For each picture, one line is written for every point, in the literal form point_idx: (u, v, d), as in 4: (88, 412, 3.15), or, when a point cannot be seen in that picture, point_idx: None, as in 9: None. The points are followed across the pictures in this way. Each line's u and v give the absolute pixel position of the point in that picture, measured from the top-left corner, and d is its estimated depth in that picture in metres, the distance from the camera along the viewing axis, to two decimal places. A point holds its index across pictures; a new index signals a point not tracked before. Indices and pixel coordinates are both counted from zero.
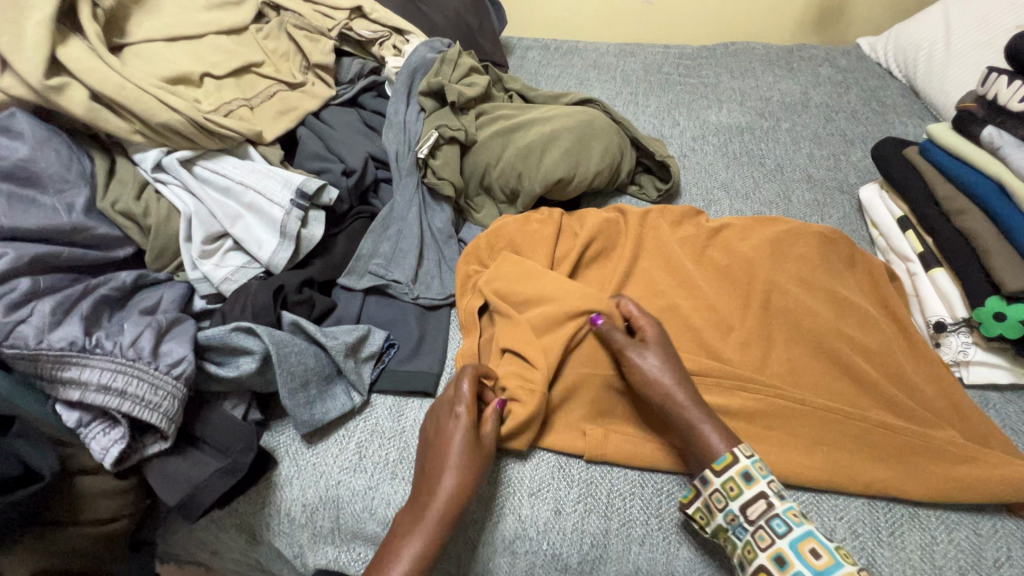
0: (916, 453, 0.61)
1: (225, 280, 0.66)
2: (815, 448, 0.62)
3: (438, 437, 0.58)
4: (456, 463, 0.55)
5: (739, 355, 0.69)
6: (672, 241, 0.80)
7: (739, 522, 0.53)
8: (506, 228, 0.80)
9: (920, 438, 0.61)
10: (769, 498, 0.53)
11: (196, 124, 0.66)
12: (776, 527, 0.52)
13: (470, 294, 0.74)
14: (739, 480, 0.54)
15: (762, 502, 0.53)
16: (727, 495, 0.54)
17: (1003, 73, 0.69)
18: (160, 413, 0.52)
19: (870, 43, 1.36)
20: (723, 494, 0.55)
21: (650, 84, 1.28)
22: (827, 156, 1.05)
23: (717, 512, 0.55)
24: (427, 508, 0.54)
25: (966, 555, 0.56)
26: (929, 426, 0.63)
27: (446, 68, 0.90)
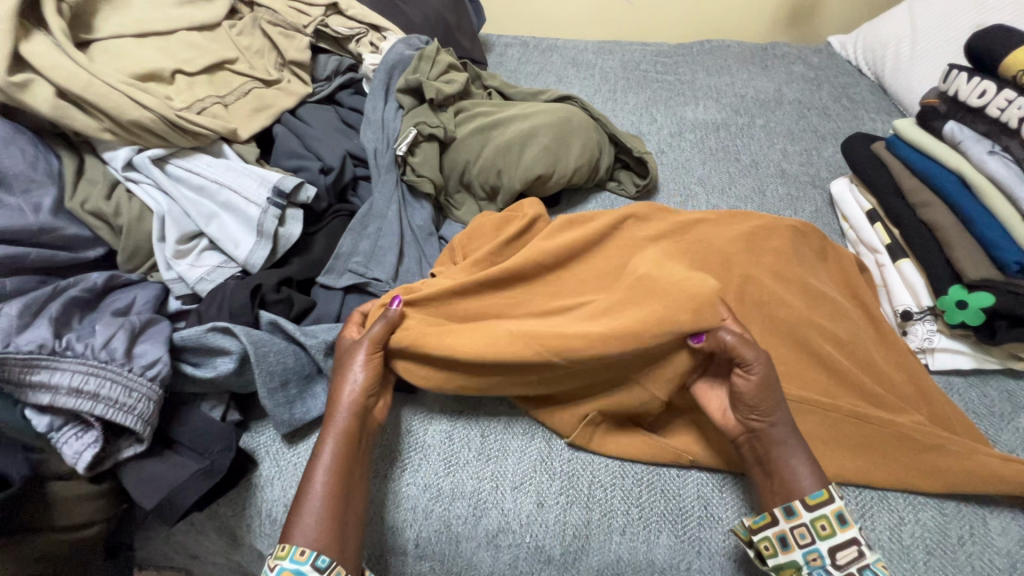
0: (886, 439, 0.62)
1: (201, 280, 0.65)
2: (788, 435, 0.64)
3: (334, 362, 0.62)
4: (351, 372, 0.60)
5: None
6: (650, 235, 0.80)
7: (824, 563, 0.53)
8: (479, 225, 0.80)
9: (890, 426, 0.63)
10: (861, 545, 0.52)
11: (167, 121, 0.65)
12: None
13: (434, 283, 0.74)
14: (834, 521, 0.53)
15: (853, 548, 0.52)
16: (818, 533, 0.53)
17: (963, 70, 0.72)
18: (135, 415, 0.51)
19: (840, 41, 1.40)
20: (813, 532, 0.53)
21: (628, 82, 1.30)
22: (800, 151, 1.08)
23: (797, 547, 0.53)
24: (331, 423, 0.58)
25: (932, 535, 0.58)
26: (898, 413, 0.65)
27: (424, 66, 0.90)
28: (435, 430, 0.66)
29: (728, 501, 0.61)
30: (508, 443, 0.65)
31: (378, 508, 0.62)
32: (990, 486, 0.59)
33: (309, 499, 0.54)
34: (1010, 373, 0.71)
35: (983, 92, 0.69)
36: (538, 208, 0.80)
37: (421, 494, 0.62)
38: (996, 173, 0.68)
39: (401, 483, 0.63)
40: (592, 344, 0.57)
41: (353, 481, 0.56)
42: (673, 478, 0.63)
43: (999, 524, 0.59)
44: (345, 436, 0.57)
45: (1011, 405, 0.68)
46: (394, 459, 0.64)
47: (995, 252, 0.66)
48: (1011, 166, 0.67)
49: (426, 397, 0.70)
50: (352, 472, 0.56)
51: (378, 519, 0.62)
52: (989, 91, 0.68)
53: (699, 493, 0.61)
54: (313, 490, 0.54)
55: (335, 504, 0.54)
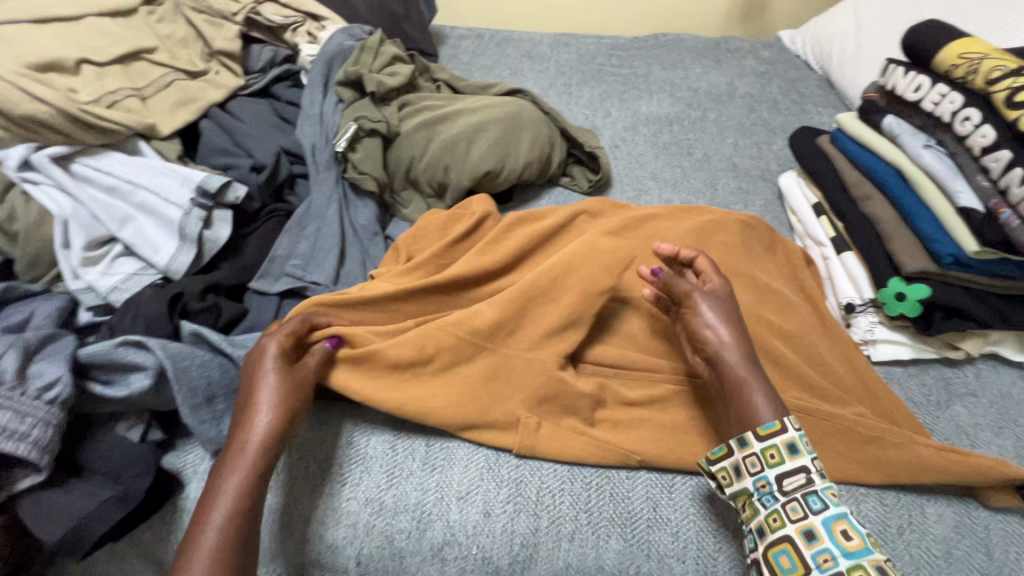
0: (827, 433, 0.63)
1: (114, 289, 0.60)
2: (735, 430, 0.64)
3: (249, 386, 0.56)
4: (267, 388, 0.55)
5: (667, 345, 0.69)
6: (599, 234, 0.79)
7: (770, 490, 0.53)
8: (427, 228, 0.77)
9: (833, 419, 0.64)
10: (810, 473, 0.53)
11: (70, 116, 0.60)
12: (810, 503, 0.52)
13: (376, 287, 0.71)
14: (783, 450, 0.54)
15: (801, 476, 0.53)
16: (765, 461, 0.54)
17: (901, 65, 0.73)
18: (30, 442, 0.46)
19: (790, 36, 1.42)
20: (762, 460, 0.54)
21: (583, 75, 1.28)
22: (751, 145, 1.09)
23: (745, 475, 0.54)
24: (237, 461, 0.52)
25: (874, 525, 0.59)
26: (842, 405, 0.65)
27: (366, 57, 0.86)
28: (378, 440, 0.64)
29: (677, 502, 0.60)
30: (454, 452, 0.63)
31: (316, 527, 0.59)
32: (925, 479, 0.60)
33: (201, 548, 0.47)
34: (947, 362, 0.73)
35: (918, 87, 0.69)
36: (488, 206, 0.79)
37: (361, 511, 0.59)
38: (930, 166, 0.68)
39: (340, 498, 0.60)
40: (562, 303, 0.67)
41: (254, 528, 0.50)
42: (622, 480, 0.61)
43: (935, 511, 0.60)
44: (255, 470, 0.51)
45: (946, 393, 0.69)
46: (334, 473, 0.61)
47: (930, 245, 0.67)
48: (944, 161, 0.68)
49: (369, 406, 0.67)
50: (254, 517, 0.50)
51: (316, 538, 0.59)
52: (924, 85, 0.69)
53: (648, 495, 0.61)
54: (212, 518, 0.48)
55: (232, 553, 0.47)
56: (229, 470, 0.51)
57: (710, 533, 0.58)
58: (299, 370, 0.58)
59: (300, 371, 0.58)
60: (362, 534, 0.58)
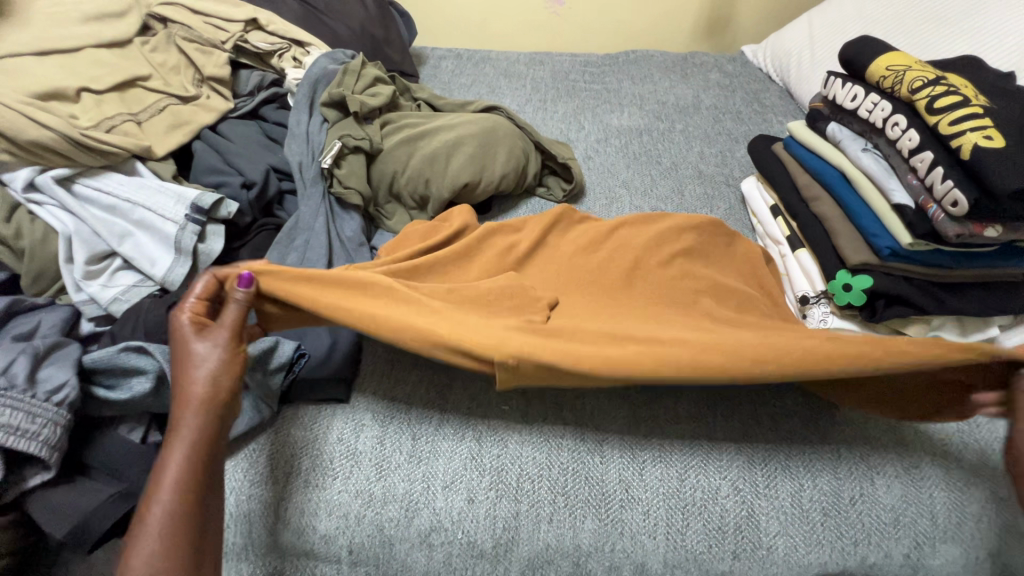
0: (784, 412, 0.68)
1: (114, 301, 0.64)
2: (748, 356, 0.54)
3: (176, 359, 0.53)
4: (193, 348, 0.53)
5: None
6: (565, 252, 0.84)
7: None
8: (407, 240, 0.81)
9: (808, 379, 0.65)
10: None
11: (72, 140, 0.64)
12: None
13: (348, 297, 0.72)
14: None
15: None
16: None
17: (839, 77, 0.80)
18: (40, 441, 0.50)
19: (752, 51, 1.50)
20: None
21: (558, 91, 1.35)
22: (715, 153, 1.15)
23: None
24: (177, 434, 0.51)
25: (828, 497, 0.64)
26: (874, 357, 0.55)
27: (349, 79, 0.91)
28: (366, 436, 0.67)
29: (648, 483, 0.64)
30: (439, 444, 0.67)
31: (309, 519, 0.62)
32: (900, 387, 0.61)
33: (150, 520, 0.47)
34: None
35: (854, 96, 0.76)
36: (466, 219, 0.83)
37: (352, 502, 0.63)
38: (868, 166, 0.75)
39: (331, 491, 0.63)
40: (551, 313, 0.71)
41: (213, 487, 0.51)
42: (597, 465, 0.66)
43: (886, 483, 0.65)
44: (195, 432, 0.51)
45: None
46: (324, 468, 0.65)
47: (871, 239, 0.74)
48: (880, 160, 0.74)
49: (358, 405, 0.70)
50: (206, 480, 0.50)
51: (310, 529, 0.62)
52: (859, 95, 0.76)
53: (621, 478, 0.65)
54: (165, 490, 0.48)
55: (180, 520, 0.47)
56: (170, 442, 0.50)
57: (679, 510, 0.63)
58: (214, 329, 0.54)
59: (220, 329, 0.54)
60: (354, 524, 0.62)
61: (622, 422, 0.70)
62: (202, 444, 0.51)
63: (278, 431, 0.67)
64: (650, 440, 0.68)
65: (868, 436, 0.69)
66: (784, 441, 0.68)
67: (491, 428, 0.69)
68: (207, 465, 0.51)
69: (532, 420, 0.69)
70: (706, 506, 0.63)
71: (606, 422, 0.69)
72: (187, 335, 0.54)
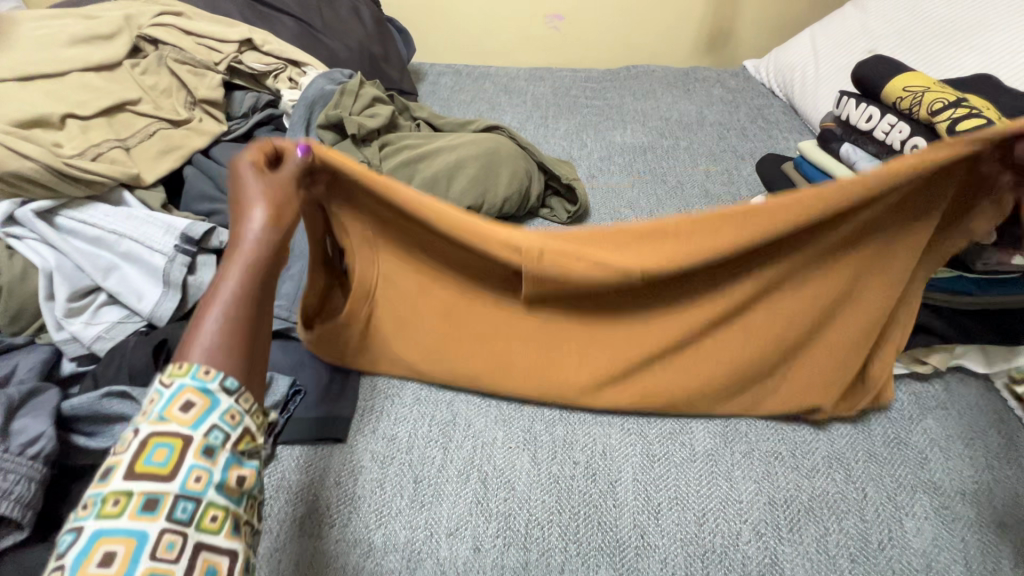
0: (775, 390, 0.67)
1: (98, 339, 0.60)
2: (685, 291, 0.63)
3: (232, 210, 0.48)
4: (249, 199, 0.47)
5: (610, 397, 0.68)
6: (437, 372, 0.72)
7: None
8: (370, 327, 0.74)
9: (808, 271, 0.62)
10: None
11: (55, 171, 0.61)
12: None
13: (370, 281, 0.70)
14: None
15: None
16: None
17: (852, 96, 0.78)
18: (12, 500, 0.46)
19: (754, 65, 1.49)
20: None
21: (559, 108, 1.33)
22: (721, 171, 1.13)
23: None
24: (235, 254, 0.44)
25: (855, 543, 0.60)
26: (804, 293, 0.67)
27: (346, 100, 0.88)
28: (366, 479, 0.64)
29: (663, 528, 0.61)
30: (442, 487, 0.63)
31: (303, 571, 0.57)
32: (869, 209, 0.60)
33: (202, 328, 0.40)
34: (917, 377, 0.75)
35: (869, 117, 0.74)
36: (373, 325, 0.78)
37: (350, 552, 0.59)
38: None
39: (327, 540, 0.59)
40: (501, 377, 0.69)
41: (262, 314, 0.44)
42: (609, 509, 0.62)
43: (915, 525, 0.61)
44: (255, 266, 0.44)
45: (916, 407, 0.72)
46: (321, 515, 0.61)
47: None
48: None
49: (356, 445, 0.67)
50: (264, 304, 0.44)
51: None
52: (875, 116, 0.73)
53: (635, 523, 0.61)
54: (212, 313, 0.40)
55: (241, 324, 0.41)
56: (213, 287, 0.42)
57: (698, 558, 0.59)
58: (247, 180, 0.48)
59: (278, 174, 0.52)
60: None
61: (635, 460, 0.66)
62: (258, 269, 0.44)
63: (273, 479, 0.63)
64: (666, 480, 0.65)
65: (893, 475, 0.65)
66: (806, 480, 0.65)
67: (497, 468, 0.65)
68: (259, 302, 0.43)
69: (540, 459, 0.66)
70: (727, 553, 0.59)
71: (618, 461, 0.66)
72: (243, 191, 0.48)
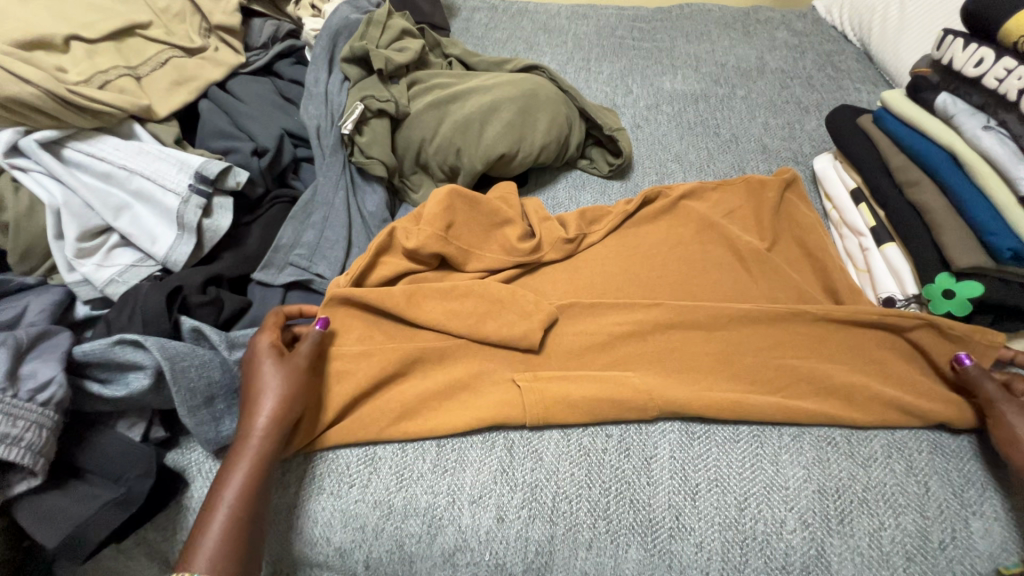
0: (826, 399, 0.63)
1: (111, 282, 0.58)
2: (666, 335, 0.68)
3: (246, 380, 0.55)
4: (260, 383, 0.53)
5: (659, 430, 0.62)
6: (427, 296, 0.66)
7: None
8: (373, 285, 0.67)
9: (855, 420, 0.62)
10: None
11: (58, 98, 0.56)
12: None
13: (372, 411, 0.61)
14: None
15: None
16: None
17: (959, 35, 0.65)
18: (23, 447, 0.44)
19: (826, 6, 1.32)
20: None
21: (603, 49, 1.21)
22: (782, 125, 1.02)
23: None
24: (244, 448, 0.50)
25: (912, 540, 0.55)
26: (823, 360, 0.66)
27: (373, 31, 0.80)
28: (391, 449, 0.60)
29: (701, 510, 0.57)
30: (467, 452, 0.60)
31: (324, 529, 0.57)
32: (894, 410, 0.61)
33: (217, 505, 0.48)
34: None
35: (980, 61, 0.62)
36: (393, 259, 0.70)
37: (369, 513, 0.57)
38: (989, 150, 0.61)
39: (347, 500, 0.57)
40: (494, 406, 0.61)
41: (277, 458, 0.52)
42: (642, 488, 0.58)
43: (981, 526, 0.56)
44: (274, 423, 0.52)
45: None
46: (340, 473, 0.59)
47: (986, 237, 0.61)
48: (1007, 143, 0.61)
49: None
50: (291, 418, 0.53)
51: (324, 541, 0.57)
52: (987, 59, 0.62)
53: (670, 503, 0.57)
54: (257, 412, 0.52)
55: (242, 526, 0.47)
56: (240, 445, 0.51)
57: (737, 545, 0.55)
58: (294, 355, 0.56)
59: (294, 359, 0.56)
60: (371, 545, 0.57)
61: (674, 436, 0.62)
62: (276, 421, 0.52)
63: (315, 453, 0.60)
64: (706, 460, 0.60)
65: (945, 445, 0.61)
66: (862, 470, 0.59)
67: (524, 436, 0.62)
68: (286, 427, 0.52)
69: (570, 428, 0.62)
70: (769, 541, 0.55)
71: (656, 436, 0.62)
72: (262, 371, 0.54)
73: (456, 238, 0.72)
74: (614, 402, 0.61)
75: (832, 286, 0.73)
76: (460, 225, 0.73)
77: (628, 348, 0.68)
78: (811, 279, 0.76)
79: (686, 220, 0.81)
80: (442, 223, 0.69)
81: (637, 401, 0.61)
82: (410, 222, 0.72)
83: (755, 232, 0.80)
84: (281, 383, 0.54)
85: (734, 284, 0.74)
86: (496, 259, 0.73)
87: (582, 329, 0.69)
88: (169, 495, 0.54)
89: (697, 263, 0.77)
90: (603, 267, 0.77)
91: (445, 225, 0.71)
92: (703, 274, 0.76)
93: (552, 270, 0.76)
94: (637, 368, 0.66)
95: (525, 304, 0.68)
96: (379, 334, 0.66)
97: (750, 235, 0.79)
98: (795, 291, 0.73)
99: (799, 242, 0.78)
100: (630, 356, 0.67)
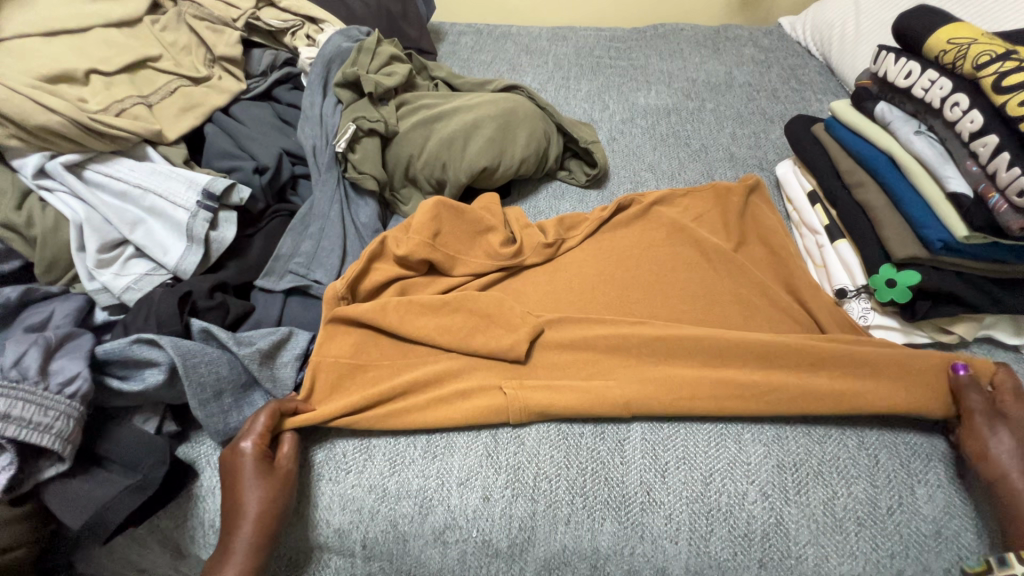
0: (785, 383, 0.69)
1: (127, 289, 0.64)
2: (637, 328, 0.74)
3: (230, 487, 0.57)
4: (243, 496, 0.55)
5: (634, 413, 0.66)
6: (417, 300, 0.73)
7: None
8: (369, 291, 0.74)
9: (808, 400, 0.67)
10: None
11: (80, 125, 0.63)
12: None
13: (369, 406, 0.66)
14: None
15: None
16: None
17: (891, 51, 0.73)
18: (52, 434, 0.50)
19: (790, 23, 1.41)
20: None
21: (581, 68, 1.29)
22: (748, 134, 1.09)
23: None
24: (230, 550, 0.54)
25: (863, 506, 0.60)
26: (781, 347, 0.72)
27: (363, 58, 0.87)
28: (384, 445, 0.65)
29: (670, 485, 0.62)
30: (454, 441, 0.65)
31: (324, 512, 0.62)
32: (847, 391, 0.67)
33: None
34: (940, 347, 0.73)
35: (908, 73, 0.69)
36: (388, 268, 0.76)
37: (365, 496, 0.62)
38: (920, 153, 0.68)
39: (345, 485, 0.63)
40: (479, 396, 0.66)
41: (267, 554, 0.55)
42: (616, 467, 0.63)
43: (926, 492, 0.61)
44: (258, 526, 0.55)
45: None
46: (338, 461, 0.64)
47: (921, 232, 0.68)
48: (935, 146, 0.68)
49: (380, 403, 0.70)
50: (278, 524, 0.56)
51: (324, 523, 0.62)
52: (914, 72, 0.68)
53: (642, 480, 0.62)
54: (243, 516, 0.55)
55: None
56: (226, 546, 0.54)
57: (703, 515, 0.60)
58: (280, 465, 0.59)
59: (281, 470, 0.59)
60: (368, 529, 0.61)
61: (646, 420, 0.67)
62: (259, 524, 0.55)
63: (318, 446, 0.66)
64: (674, 441, 0.65)
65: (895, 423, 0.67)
66: (818, 445, 0.65)
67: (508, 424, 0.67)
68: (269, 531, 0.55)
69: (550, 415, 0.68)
70: (732, 511, 0.60)
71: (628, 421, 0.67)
72: (246, 484, 0.56)
73: (444, 246, 0.78)
74: (589, 389, 0.67)
75: (792, 281, 0.79)
76: (447, 235, 0.79)
77: (604, 341, 0.73)
78: (773, 275, 0.82)
79: (657, 225, 0.87)
80: (430, 232, 0.76)
81: (609, 391, 0.66)
82: (400, 231, 0.78)
83: (722, 234, 0.86)
84: (262, 493, 0.56)
85: (703, 283, 0.80)
86: (481, 267, 0.79)
87: (561, 326, 0.74)
88: (182, 482, 0.59)
89: (666, 263, 0.83)
90: (580, 269, 0.83)
91: (432, 233, 0.77)
92: (676, 276, 0.81)
93: (532, 273, 0.82)
94: (610, 360, 0.72)
95: (510, 308, 0.74)
96: (373, 339, 0.71)
97: (716, 236, 0.86)
98: (758, 285, 0.79)
99: (762, 241, 0.85)
100: (605, 349, 0.72)
